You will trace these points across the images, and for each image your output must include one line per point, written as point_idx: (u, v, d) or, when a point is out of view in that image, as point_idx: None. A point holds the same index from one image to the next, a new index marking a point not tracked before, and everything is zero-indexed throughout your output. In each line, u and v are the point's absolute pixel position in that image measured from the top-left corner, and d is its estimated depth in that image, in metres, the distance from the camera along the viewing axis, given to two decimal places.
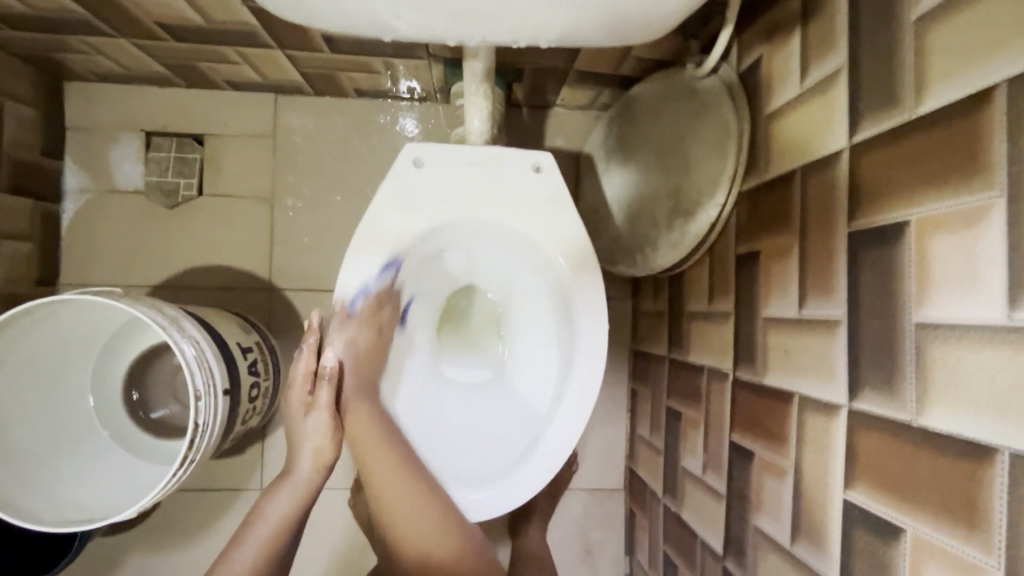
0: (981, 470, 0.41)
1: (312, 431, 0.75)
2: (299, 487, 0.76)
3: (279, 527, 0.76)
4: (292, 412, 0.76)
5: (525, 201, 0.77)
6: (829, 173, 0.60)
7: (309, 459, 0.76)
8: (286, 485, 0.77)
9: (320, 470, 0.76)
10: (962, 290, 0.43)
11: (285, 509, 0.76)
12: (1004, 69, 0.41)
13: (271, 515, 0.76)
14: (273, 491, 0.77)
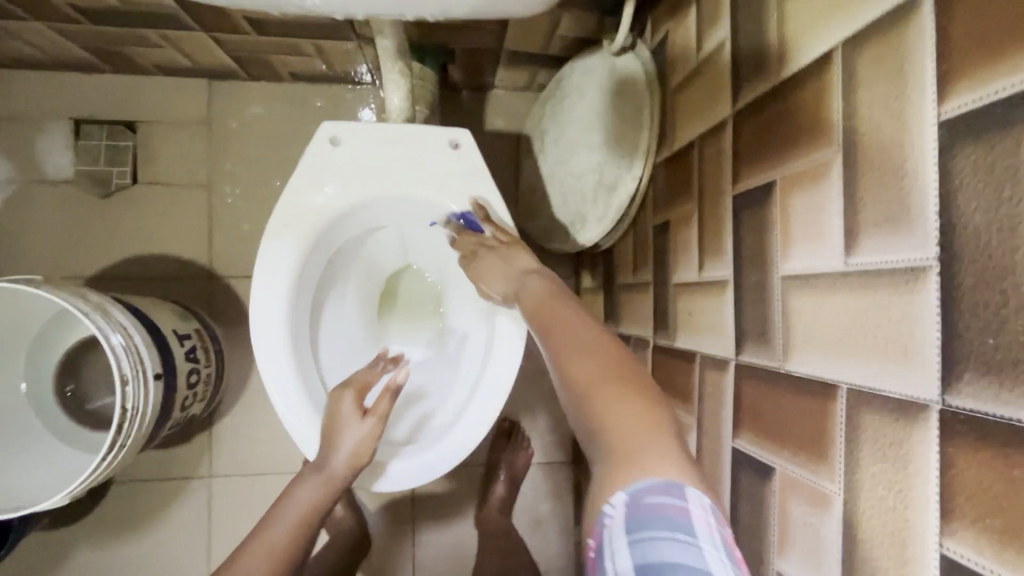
0: (821, 413, 0.45)
1: (349, 430, 0.72)
2: (327, 478, 0.70)
3: (307, 512, 0.69)
4: (342, 414, 0.73)
5: (443, 174, 0.78)
6: (718, 138, 0.63)
7: (346, 454, 0.71)
8: (319, 468, 0.71)
9: (353, 468, 0.71)
10: (815, 238, 0.46)
11: (315, 496, 0.70)
12: (842, 30, 0.43)
13: (300, 498, 0.70)
14: (302, 477, 0.71)
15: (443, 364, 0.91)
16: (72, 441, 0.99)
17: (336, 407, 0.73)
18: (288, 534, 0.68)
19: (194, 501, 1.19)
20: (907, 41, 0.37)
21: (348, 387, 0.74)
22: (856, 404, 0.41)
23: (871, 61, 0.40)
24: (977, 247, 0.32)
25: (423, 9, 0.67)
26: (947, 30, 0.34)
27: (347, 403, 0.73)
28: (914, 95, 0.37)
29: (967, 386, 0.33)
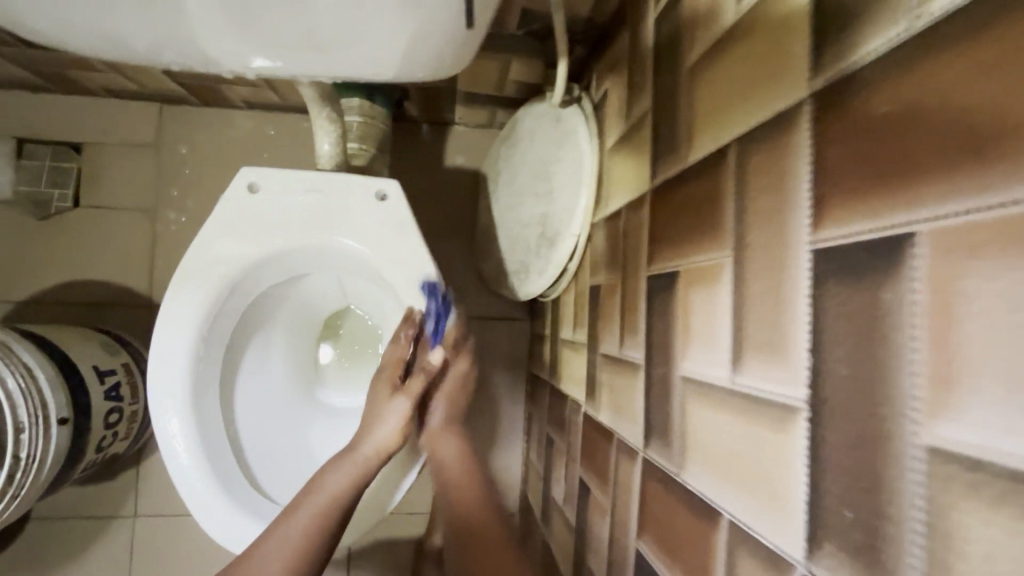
0: (708, 538, 0.41)
1: (388, 413, 0.69)
2: (358, 466, 0.66)
3: (335, 500, 0.63)
4: (379, 398, 0.71)
5: (366, 224, 0.75)
6: (640, 212, 0.60)
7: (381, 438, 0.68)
8: (349, 456, 0.67)
9: (383, 456, 0.68)
10: (708, 343, 0.42)
11: (343, 483, 0.64)
12: (736, 128, 0.40)
13: (329, 486, 0.64)
14: (334, 464, 0.66)
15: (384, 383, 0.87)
16: None
17: (375, 390, 0.72)
18: (319, 521, 0.61)
19: (117, 541, 1.13)
20: (791, 152, 0.34)
21: (381, 374, 0.73)
22: (735, 540, 0.37)
23: (757, 168, 0.37)
24: (840, 401, 0.28)
25: (341, 69, 0.64)
26: (821, 151, 0.31)
27: (383, 387, 0.71)
28: (792, 215, 0.33)
29: (827, 556, 0.29)
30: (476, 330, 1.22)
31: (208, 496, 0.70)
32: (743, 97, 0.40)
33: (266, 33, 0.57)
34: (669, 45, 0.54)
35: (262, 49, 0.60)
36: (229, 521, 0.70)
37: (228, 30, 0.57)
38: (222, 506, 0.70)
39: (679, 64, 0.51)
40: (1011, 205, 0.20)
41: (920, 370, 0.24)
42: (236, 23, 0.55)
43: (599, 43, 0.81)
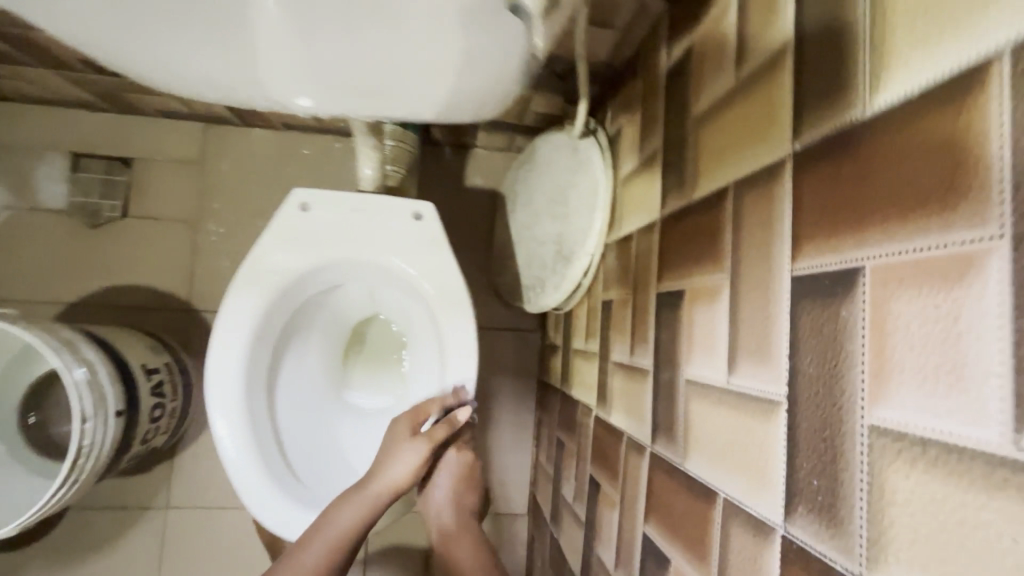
0: (706, 513, 0.49)
1: (403, 453, 0.74)
2: (368, 504, 0.70)
3: (344, 537, 0.67)
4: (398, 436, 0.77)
5: (402, 241, 0.83)
6: (650, 237, 0.68)
7: (397, 477, 0.73)
8: (360, 494, 0.71)
9: (393, 493, 0.72)
10: (708, 350, 0.51)
11: (353, 520, 0.69)
12: (732, 174, 0.49)
13: (342, 520, 0.69)
14: (344, 503, 0.71)
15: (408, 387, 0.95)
16: (34, 467, 1.02)
17: (394, 430, 0.78)
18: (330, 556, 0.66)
19: (150, 530, 1.20)
20: (776, 197, 0.42)
21: (403, 417, 0.79)
22: (728, 515, 0.45)
23: (750, 207, 0.45)
24: (809, 395, 0.36)
25: (388, 111, 0.73)
26: (798, 199, 0.39)
27: (403, 428, 0.77)
28: (776, 248, 0.41)
29: (799, 518, 0.36)
30: (491, 340, 1.30)
31: (256, 484, 0.78)
32: (739, 150, 0.48)
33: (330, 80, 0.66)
34: (677, 96, 0.63)
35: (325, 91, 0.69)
36: (274, 507, 0.77)
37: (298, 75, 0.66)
38: (269, 493, 0.78)
39: (687, 114, 0.60)
40: (922, 250, 0.29)
41: (867, 369, 0.32)
42: (306, 70, 0.64)
43: (614, 83, 0.90)
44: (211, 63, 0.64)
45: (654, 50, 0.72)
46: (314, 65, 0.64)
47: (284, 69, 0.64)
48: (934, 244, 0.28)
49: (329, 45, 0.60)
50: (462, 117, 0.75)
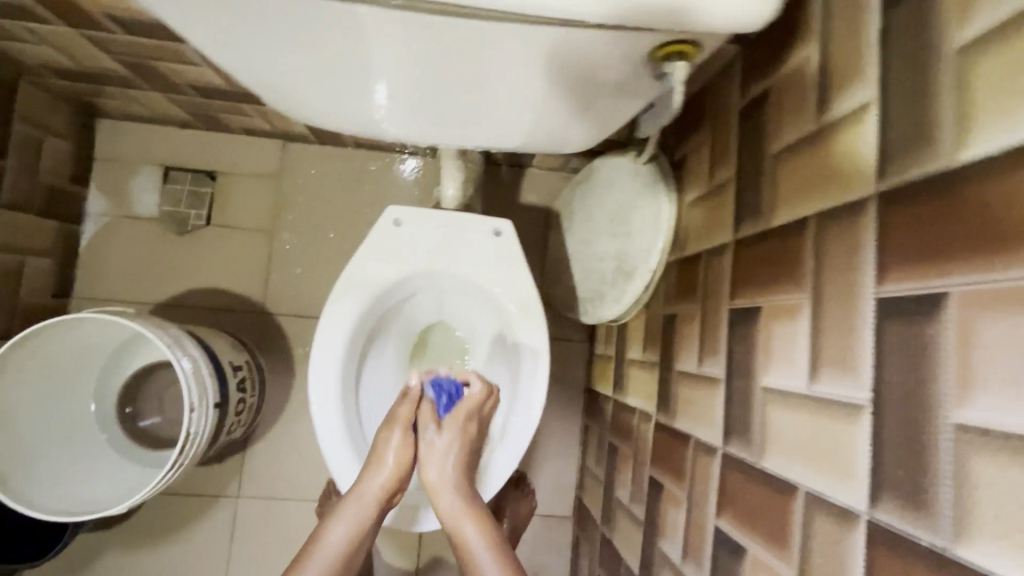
0: (785, 505, 0.55)
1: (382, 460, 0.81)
2: (356, 513, 0.78)
3: (340, 548, 0.76)
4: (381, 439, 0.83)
5: (482, 256, 0.91)
6: (721, 258, 0.75)
7: (380, 481, 0.80)
8: (349, 503, 0.78)
9: (379, 497, 0.79)
10: (787, 361, 0.57)
11: (347, 530, 0.77)
12: (813, 207, 0.56)
13: (337, 532, 0.77)
14: (335, 515, 0.78)
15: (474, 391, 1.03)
16: (129, 454, 1.12)
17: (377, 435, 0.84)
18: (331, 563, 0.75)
19: (223, 517, 1.29)
20: (861, 231, 0.49)
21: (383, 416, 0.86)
22: (810, 507, 0.51)
23: (833, 238, 0.52)
24: (895, 399, 0.43)
25: (484, 125, 0.82)
26: (883, 234, 0.46)
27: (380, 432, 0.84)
28: (860, 275, 0.48)
29: (884, 503, 0.43)
30: None
31: (349, 472, 0.86)
32: (820, 186, 0.55)
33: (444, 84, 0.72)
34: (752, 133, 0.70)
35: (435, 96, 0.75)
36: None
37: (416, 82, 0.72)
38: None
39: (763, 150, 0.67)
40: (1003, 280, 0.36)
41: (951, 376, 0.39)
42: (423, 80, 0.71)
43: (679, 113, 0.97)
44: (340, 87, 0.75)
45: (725, 88, 0.80)
46: (424, 89, 0.74)
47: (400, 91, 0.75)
48: (1015, 275, 0.35)
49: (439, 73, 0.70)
50: (556, 130, 0.83)
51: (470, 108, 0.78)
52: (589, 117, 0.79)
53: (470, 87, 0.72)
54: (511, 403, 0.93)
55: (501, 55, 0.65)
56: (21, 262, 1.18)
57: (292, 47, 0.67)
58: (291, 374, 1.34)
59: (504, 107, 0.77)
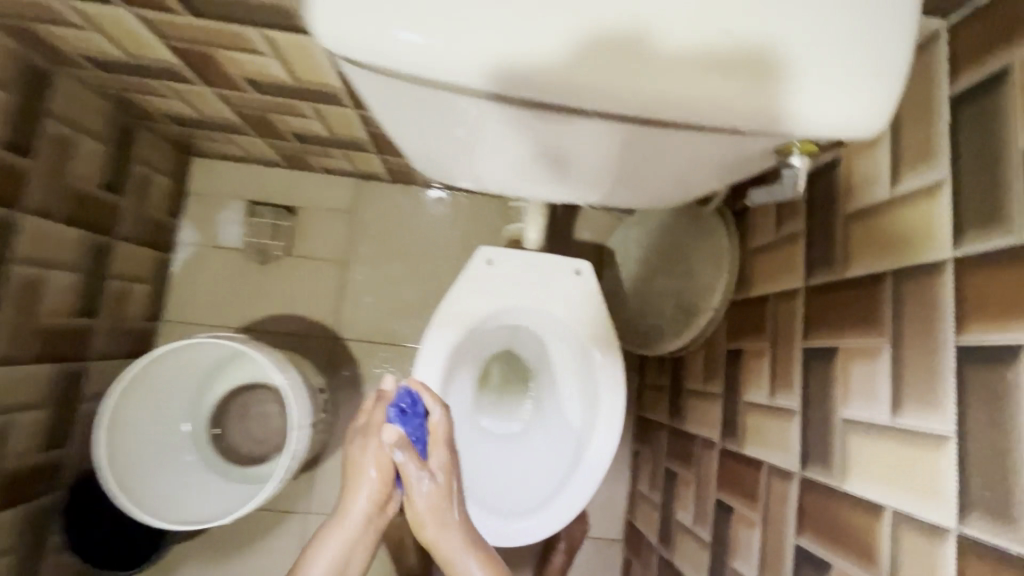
0: (871, 523, 0.63)
1: (363, 477, 0.84)
2: (344, 529, 0.82)
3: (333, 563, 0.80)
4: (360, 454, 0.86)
5: (565, 296, 1.01)
6: (793, 302, 0.84)
7: (365, 499, 0.83)
8: (338, 522, 0.82)
9: (364, 514, 0.83)
10: (867, 395, 0.66)
11: (339, 548, 0.81)
12: (889, 264, 0.65)
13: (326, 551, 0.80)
14: (324, 536, 0.82)
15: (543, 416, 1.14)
16: (218, 471, 1.20)
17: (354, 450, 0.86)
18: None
19: (293, 532, 1.36)
20: (937, 288, 0.58)
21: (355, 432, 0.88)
22: (898, 523, 0.59)
23: (909, 292, 0.62)
24: (979, 430, 0.52)
25: (565, 181, 0.80)
26: (961, 292, 0.56)
27: (358, 447, 0.86)
28: (937, 324, 0.58)
29: (973, 520, 0.51)
30: None
31: None
32: (896, 246, 0.65)
33: (529, 152, 0.71)
34: (824, 194, 0.80)
35: (526, 160, 0.74)
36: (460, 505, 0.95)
37: (509, 149, 0.71)
38: None
39: (837, 209, 0.76)
40: None
41: None
42: (513, 146, 0.70)
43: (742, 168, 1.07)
44: (436, 147, 0.75)
45: None
46: (516, 157, 0.73)
47: (500, 155, 0.75)
48: None
49: (542, 147, 0.69)
50: (650, 188, 0.80)
51: (555, 169, 0.76)
52: (661, 185, 0.79)
53: (556, 156, 0.72)
54: (588, 430, 1.01)
55: (592, 141, 0.66)
56: (126, 290, 1.27)
57: (403, 121, 0.68)
58: (359, 396, 1.42)
59: (596, 172, 0.76)
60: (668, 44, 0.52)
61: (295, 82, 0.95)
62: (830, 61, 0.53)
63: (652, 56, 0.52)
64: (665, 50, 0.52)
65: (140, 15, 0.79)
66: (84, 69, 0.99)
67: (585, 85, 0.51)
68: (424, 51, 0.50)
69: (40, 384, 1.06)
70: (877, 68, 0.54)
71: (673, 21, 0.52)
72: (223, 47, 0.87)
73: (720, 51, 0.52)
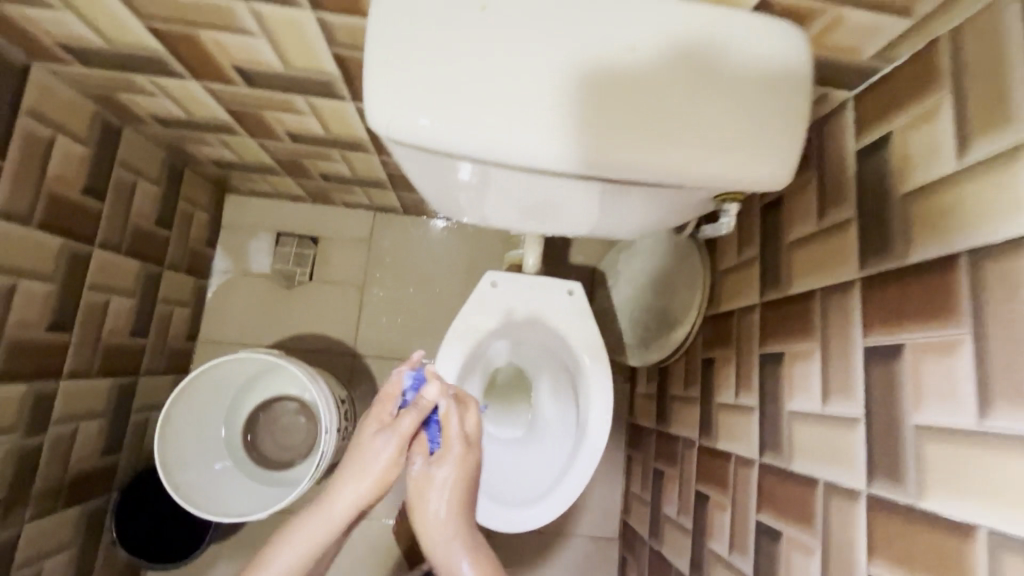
0: (809, 493, 0.77)
1: (362, 471, 0.76)
2: (326, 519, 0.75)
3: (312, 550, 0.74)
4: (364, 439, 0.80)
5: (559, 313, 1.16)
6: (751, 316, 0.99)
7: (351, 492, 0.76)
8: (321, 511, 0.75)
9: (353, 509, 0.76)
10: (804, 389, 0.81)
11: (316, 537, 0.74)
12: (818, 283, 0.81)
13: (303, 537, 0.74)
14: (303, 522, 0.75)
15: (541, 421, 1.27)
16: (251, 474, 1.33)
17: (362, 434, 0.81)
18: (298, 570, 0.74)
19: None
20: (850, 301, 0.74)
21: (370, 417, 0.82)
22: (827, 491, 0.73)
23: (832, 305, 0.77)
24: (879, 412, 0.66)
25: (561, 220, 0.92)
26: (864, 305, 0.71)
27: (368, 431, 0.80)
28: (849, 330, 0.73)
29: (876, 483, 0.65)
30: None
31: None
32: (822, 268, 0.80)
33: (530, 195, 0.83)
34: (772, 225, 0.96)
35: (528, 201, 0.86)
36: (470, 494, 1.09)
37: (516, 191, 0.82)
38: None
39: (781, 238, 0.92)
40: (928, 338, 0.60)
41: (909, 396, 0.62)
42: (519, 190, 0.81)
43: None
44: (450, 191, 0.86)
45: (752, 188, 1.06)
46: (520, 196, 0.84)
47: (502, 199, 0.87)
48: (932, 334, 0.60)
49: (540, 192, 0.81)
50: (627, 227, 0.91)
51: (549, 209, 0.88)
52: (638, 224, 0.90)
53: (552, 200, 0.83)
54: (582, 429, 1.15)
55: (577, 191, 0.78)
56: (171, 312, 1.43)
57: (424, 167, 0.78)
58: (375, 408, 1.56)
59: (583, 215, 0.88)
60: (681, 84, 0.62)
61: (328, 135, 1.12)
62: (761, 120, 0.64)
63: (724, 62, 0.63)
64: (735, 58, 0.63)
65: (208, 87, 0.97)
66: (148, 125, 1.17)
67: (578, 152, 0.62)
68: (446, 133, 0.61)
69: (100, 396, 1.21)
70: (796, 125, 0.65)
71: (735, 38, 0.63)
72: (272, 110, 1.04)
73: (750, 79, 0.64)
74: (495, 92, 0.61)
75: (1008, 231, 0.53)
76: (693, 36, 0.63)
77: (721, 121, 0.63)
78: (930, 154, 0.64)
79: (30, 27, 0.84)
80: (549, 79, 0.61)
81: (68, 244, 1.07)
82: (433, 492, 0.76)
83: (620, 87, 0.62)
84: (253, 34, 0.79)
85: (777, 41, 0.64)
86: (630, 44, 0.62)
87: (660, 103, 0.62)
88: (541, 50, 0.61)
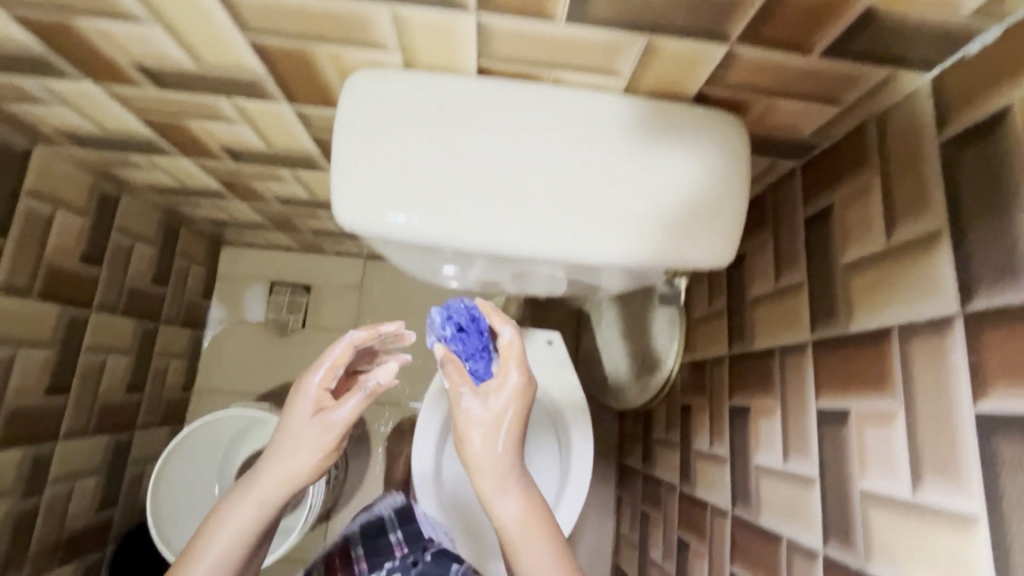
0: (775, 550, 0.79)
1: (312, 439, 0.66)
2: (262, 502, 0.64)
3: (253, 524, 0.63)
4: (314, 400, 0.68)
5: (538, 365, 1.20)
6: (722, 367, 1.02)
7: (304, 460, 0.65)
8: (265, 479, 0.64)
9: (299, 476, 0.65)
10: (768, 445, 0.83)
11: (257, 509, 0.63)
12: (777, 342, 0.84)
13: (243, 509, 0.63)
14: (244, 492, 0.64)
15: None
16: None
17: (303, 396, 0.68)
18: (231, 559, 0.62)
19: None
20: (803, 363, 0.77)
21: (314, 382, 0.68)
22: (790, 549, 0.75)
23: (788, 366, 0.80)
24: (830, 476, 0.69)
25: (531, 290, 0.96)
26: (814, 371, 0.74)
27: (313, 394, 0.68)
28: (803, 392, 0.76)
29: (832, 546, 0.67)
30: None
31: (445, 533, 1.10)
32: (779, 329, 0.84)
33: (497, 274, 0.86)
34: (736, 280, 0.99)
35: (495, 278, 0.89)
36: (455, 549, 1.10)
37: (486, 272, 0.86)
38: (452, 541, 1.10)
39: (745, 294, 0.96)
40: (868, 408, 0.64)
41: (857, 464, 0.65)
42: (488, 270, 0.85)
43: None
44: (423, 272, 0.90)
45: None
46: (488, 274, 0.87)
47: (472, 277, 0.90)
48: (872, 405, 0.63)
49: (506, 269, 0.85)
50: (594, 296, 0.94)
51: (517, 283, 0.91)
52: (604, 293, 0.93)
53: (520, 276, 0.87)
54: (564, 479, 1.18)
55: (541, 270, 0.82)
56: (167, 365, 1.48)
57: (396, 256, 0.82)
58: (367, 453, 1.58)
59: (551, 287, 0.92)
60: (657, 164, 0.68)
61: (313, 198, 1.18)
62: (708, 205, 0.68)
63: (696, 146, 0.68)
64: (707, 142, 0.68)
65: (198, 163, 1.03)
66: (145, 192, 1.23)
67: (540, 234, 0.66)
68: (417, 227, 0.66)
69: (97, 453, 1.24)
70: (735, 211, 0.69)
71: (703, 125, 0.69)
72: (258, 180, 1.10)
73: (720, 160, 0.69)
74: (460, 190, 0.66)
75: (931, 312, 0.56)
76: (666, 121, 0.68)
77: (669, 204, 0.68)
78: (864, 229, 0.68)
79: (32, 119, 0.90)
80: (516, 170, 0.66)
81: (65, 310, 1.12)
82: (481, 427, 0.63)
83: (567, 181, 0.66)
84: (237, 123, 0.85)
85: (726, 134, 0.69)
86: (599, 134, 0.67)
87: (605, 193, 0.67)
88: (501, 147, 0.66)
